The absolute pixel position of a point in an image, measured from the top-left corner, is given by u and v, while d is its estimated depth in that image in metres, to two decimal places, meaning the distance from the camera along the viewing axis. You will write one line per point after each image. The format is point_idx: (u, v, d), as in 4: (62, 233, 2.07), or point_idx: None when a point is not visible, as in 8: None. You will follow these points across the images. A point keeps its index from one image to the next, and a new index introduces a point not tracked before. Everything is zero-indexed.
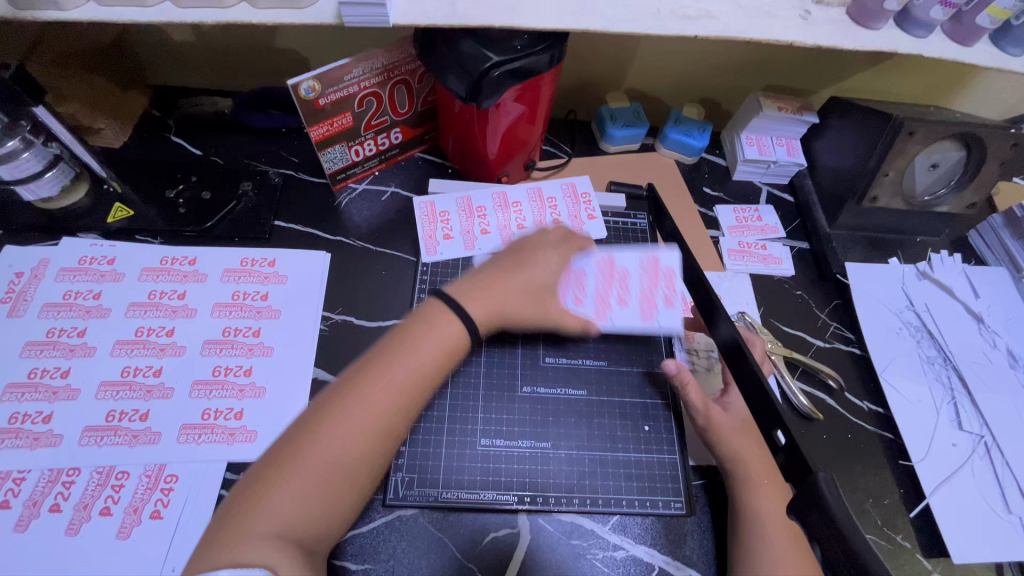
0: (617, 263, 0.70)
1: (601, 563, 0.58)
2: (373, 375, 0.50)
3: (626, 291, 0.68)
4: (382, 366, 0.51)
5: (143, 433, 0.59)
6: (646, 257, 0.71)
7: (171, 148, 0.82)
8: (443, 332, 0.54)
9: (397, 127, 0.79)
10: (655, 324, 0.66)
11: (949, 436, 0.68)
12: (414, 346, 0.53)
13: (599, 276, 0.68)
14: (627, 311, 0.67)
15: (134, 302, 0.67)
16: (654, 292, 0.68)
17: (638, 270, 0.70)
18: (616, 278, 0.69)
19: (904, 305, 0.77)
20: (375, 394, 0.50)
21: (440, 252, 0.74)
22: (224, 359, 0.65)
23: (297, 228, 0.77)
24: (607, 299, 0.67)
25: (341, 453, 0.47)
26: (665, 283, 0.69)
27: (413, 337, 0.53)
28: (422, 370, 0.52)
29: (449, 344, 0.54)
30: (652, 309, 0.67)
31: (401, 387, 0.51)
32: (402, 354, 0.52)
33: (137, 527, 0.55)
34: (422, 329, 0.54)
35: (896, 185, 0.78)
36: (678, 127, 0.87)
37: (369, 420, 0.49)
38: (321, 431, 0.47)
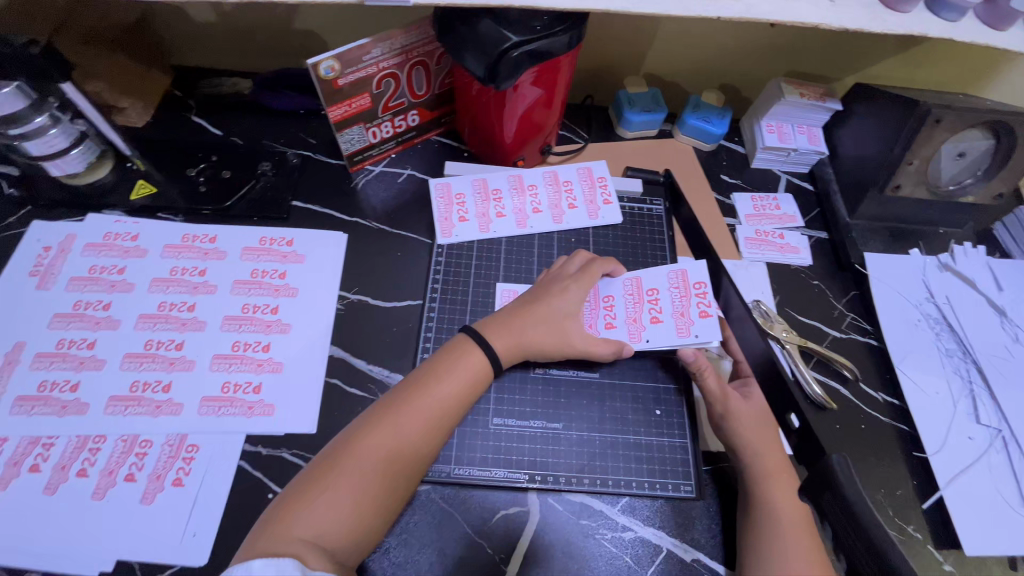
0: (645, 282, 0.70)
1: (609, 543, 0.58)
2: (405, 400, 0.55)
3: (657, 309, 0.67)
4: (413, 390, 0.55)
5: (165, 403, 0.61)
6: (673, 271, 0.70)
7: (192, 128, 0.83)
8: (469, 362, 0.58)
9: (414, 110, 0.79)
10: (692, 337, 0.65)
11: (965, 430, 0.67)
12: (442, 373, 0.57)
13: (627, 298, 0.68)
14: (662, 328, 0.66)
15: (157, 278, 0.69)
16: (687, 304, 0.67)
17: (669, 285, 0.69)
18: (647, 298, 0.68)
19: (924, 297, 0.76)
20: (406, 415, 0.54)
21: (455, 234, 0.75)
22: (243, 334, 0.66)
23: (314, 208, 0.78)
24: (639, 319, 0.67)
25: (372, 468, 0.51)
26: (698, 294, 0.68)
27: (441, 366, 0.57)
28: (449, 394, 0.56)
29: (475, 374, 0.58)
30: (686, 322, 0.66)
31: (429, 410, 0.54)
32: (432, 379, 0.56)
33: (160, 493, 0.57)
34: (449, 359, 0.58)
35: (920, 174, 0.76)
36: (697, 113, 0.86)
37: (399, 438, 0.52)
38: (356, 448, 0.51)
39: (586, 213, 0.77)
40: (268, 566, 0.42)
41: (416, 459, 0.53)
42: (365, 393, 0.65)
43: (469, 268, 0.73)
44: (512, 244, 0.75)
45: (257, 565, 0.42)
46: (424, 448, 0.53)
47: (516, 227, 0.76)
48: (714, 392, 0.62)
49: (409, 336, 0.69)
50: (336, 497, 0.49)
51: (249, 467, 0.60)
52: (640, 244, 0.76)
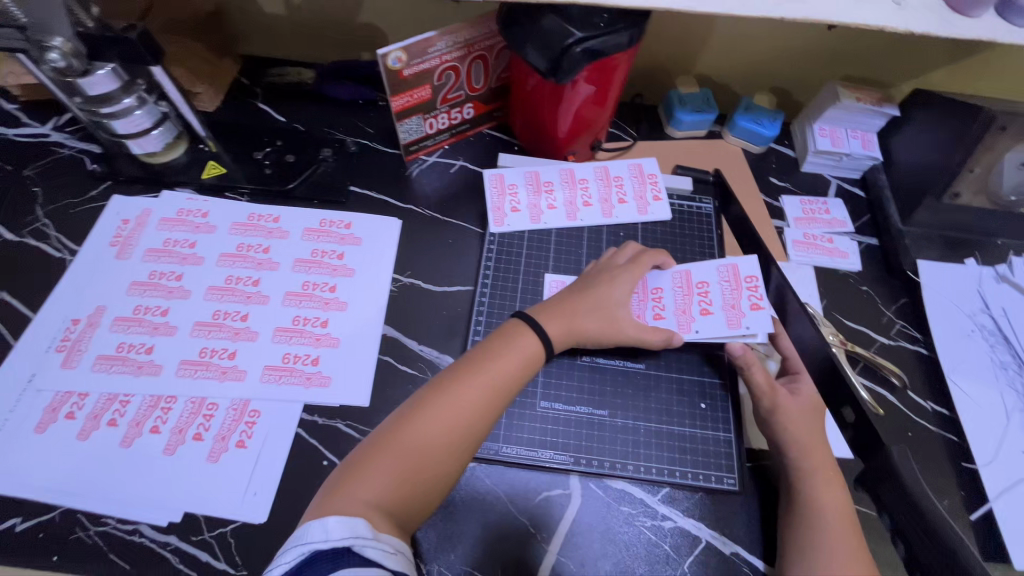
0: (694, 275, 0.70)
1: (648, 531, 0.59)
2: (460, 377, 0.56)
3: (707, 301, 0.68)
4: (468, 369, 0.56)
5: (231, 370, 0.65)
6: (723, 265, 0.71)
7: (259, 114, 0.88)
8: (523, 345, 0.59)
9: (470, 102, 0.81)
10: (743, 330, 0.66)
11: (1019, 444, 0.66)
12: (497, 354, 0.58)
13: (676, 290, 0.69)
14: (712, 320, 0.67)
15: (225, 253, 0.73)
16: (738, 297, 0.68)
17: (718, 279, 0.70)
18: (696, 290, 0.69)
19: (979, 307, 0.75)
20: (461, 392, 0.55)
21: (507, 223, 0.77)
22: (303, 310, 0.70)
23: (370, 194, 0.81)
24: (689, 310, 0.68)
25: (429, 441, 0.52)
26: (748, 288, 0.69)
27: (495, 347, 0.58)
28: (503, 373, 0.57)
29: (528, 356, 0.59)
30: (738, 315, 0.67)
31: (484, 389, 0.55)
32: (486, 359, 0.57)
33: (225, 453, 0.61)
34: (502, 342, 0.59)
35: (981, 181, 0.76)
36: (749, 114, 0.86)
37: (455, 413, 0.53)
38: (413, 422, 0.53)
39: (635, 208, 0.78)
40: (342, 525, 0.45)
41: (470, 436, 0.54)
42: (415, 371, 0.68)
43: (517, 257, 0.75)
44: (561, 236, 0.77)
45: (333, 524, 0.45)
46: (477, 425, 0.54)
47: (565, 219, 0.77)
48: (761, 385, 0.63)
49: (458, 319, 0.72)
50: (394, 467, 0.50)
51: (305, 435, 0.63)
52: (687, 241, 0.77)
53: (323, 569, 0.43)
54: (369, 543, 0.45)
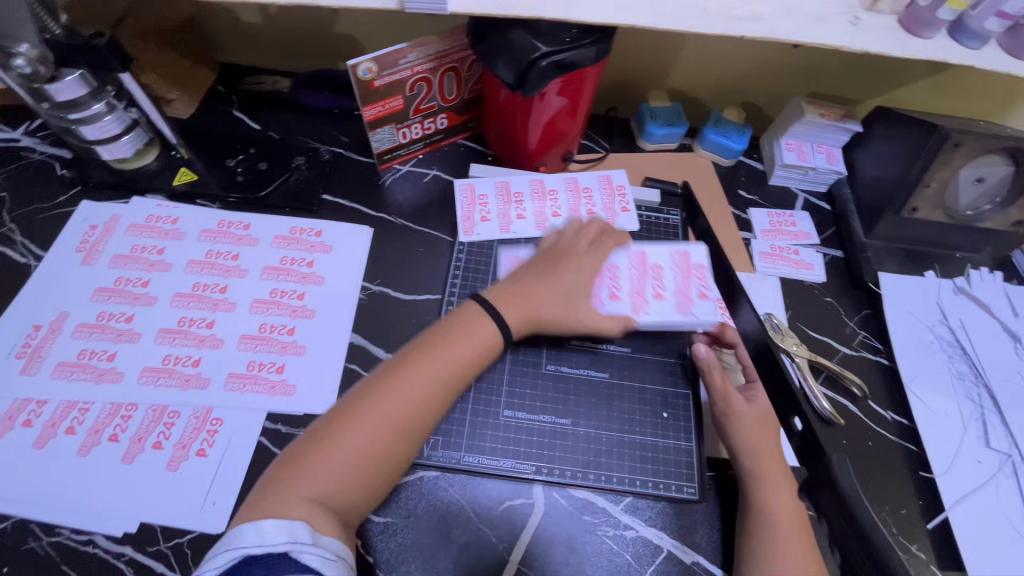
0: (650, 258, 0.72)
1: (610, 540, 0.60)
2: (410, 366, 0.55)
3: (661, 285, 0.69)
4: (419, 358, 0.56)
5: (194, 377, 0.64)
6: (676, 253, 0.72)
7: (234, 122, 0.88)
8: (476, 335, 0.59)
9: (443, 113, 0.82)
10: (691, 317, 0.67)
11: (975, 453, 0.67)
12: (449, 343, 0.57)
13: (632, 270, 0.70)
14: (666, 304, 0.68)
15: (193, 260, 0.73)
16: (689, 282, 0.70)
17: (672, 264, 0.71)
18: (651, 272, 0.70)
19: (938, 319, 0.77)
20: (411, 381, 0.54)
21: (475, 233, 0.78)
22: (270, 317, 0.69)
23: (342, 202, 0.81)
24: (643, 293, 0.69)
25: (377, 432, 0.52)
26: (699, 276, 0.70)
27: (447, 336, 0.58)
28: (455, 364, 0.57)
29: (481, 346, 0.59)
30: (687, 301, 0.68)
31: (434, 378, 0.55)
32: (438, 349, 0.57)
33: (184, 461, 0.60)
34: (455, 331, 0.59)
35: (938, 197, 0.77)
36: (716, 128, 0.88)
37: (405, 403, 0.53)
38: (361, 412, 0.52)
39: (604, 218, 0.79)
40: (280, 529, 0.45)
41: (420, 426, 0.54)
42: None
43: (486, 265, 0.76)
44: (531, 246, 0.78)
45: (268, 528, 0.45)
46: (428, 414, 0.54)
47: (535, 229, 0.78)
48: (721, 387, 0.64)
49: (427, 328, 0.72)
50: (342, 458, 0.50)
51: (267, 443, 0.63)
52: None
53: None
54: (308, 549, 0.45)
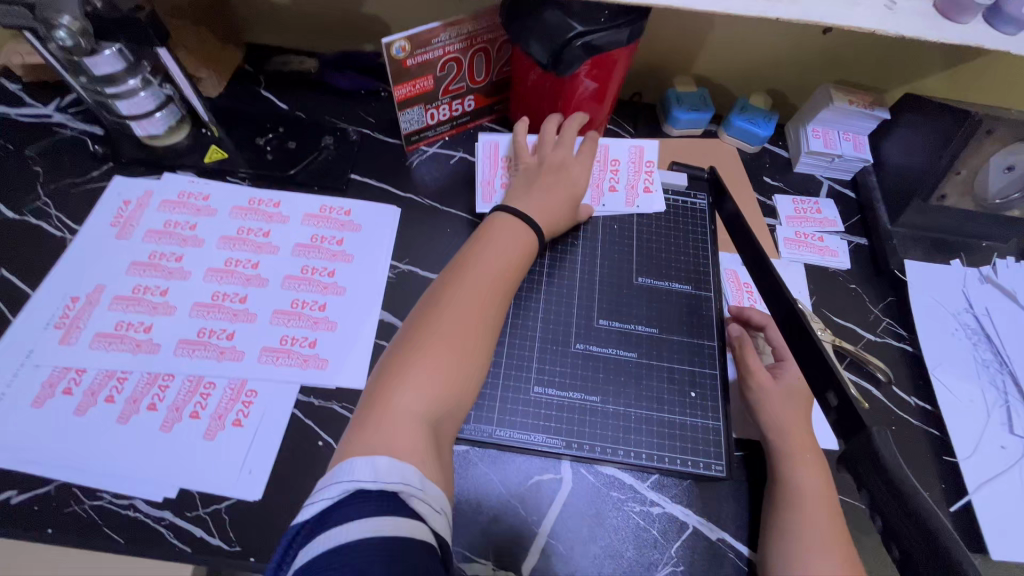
0: (611, 151, 0.82)
1: (637, 516, 0.61)
2: (452, 289, 0.58)
3: (615, 179, 0.81)
4: (456, 281, 0.59)
5: (229, 350, 0.66)
6: (634, 147, 0.82)
7: (262, 101, 0.88)
8: (502, 248, 0.62)
9: (471, 95, 0.83)
10: (636, 209, 0.79)
11: (998, 439, 0.68)
12: (482, 261, 0.60)
13: (595, 164, 0.81)
14: (616, 196, 0.80)
15: (225, 236, 0.74)
16: (638, 177, 0.81)
17: (628, 158, 0.82)
18: (609, 168, 0.81)
19: (963, 307, 0.77)
20: (460, 298, 0.57)
21: (495, 198, 0.78)
22: (301, 293, 0.70)
23: (370, 182, 0.82)
24: (601, 185, 0.80)
25: (444, 346, 0.53)
26: (647, 171, 0.82)
27: (476, 256, 0.61)
28: (493, 277, 0.59)
29: (513, 256, 0.62)
30: (634, 196, 0.80)
31: (478, 291, 0.58)
32: (472, 268, 0.60)
33: (221, 431, 0.61)
34: (483, 251, 0.62)
35: (967, 184, 0.77)
36: (744, 114, 0.88)
37: (460, 316, 0.55)
38: (421, 337, 0.54)
39: (624, 198, 0.80)
40: (391, 468, 0.44)
41: (482, 335, 0.56)
42: None
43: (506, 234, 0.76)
44: None
45: (382, 465, 0.44)
46: (485, 321, 0.57)
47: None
48: (751, 365, 0.66)
49: None
50: (421, 379, 0.51)
51: (301, 415, 0.64)
52: (682, 236, 0.79)
53: (366, 510, 0.41)
54: (416, 493, 0.43)
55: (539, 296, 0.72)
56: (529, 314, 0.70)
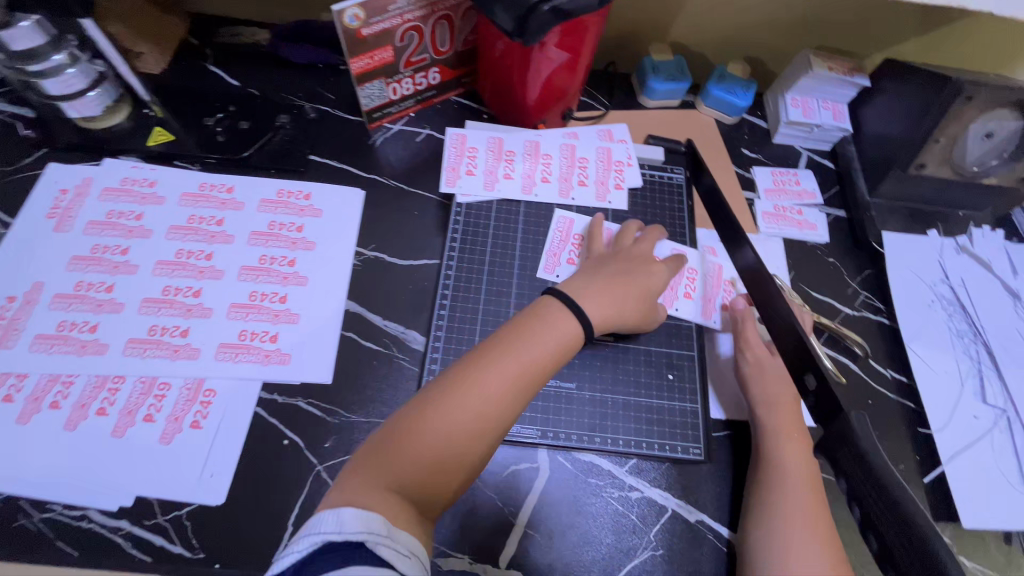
0: (579, 150, 0.79)
1: (615, 502, 0.60)
2: (496, 352, 0.54)
3: (584, 175, 0.77)
4: (503, 345, 0.54)
5: (183, 347, 0.62)
6: (602, 146, 0.79)
7: (210, 77, 0.82)
8: (558, 326, 0.56)
9: (435, 67, 0.78)
10: (712, 322, 0.70)
11: (971, 409, 0.68)
12: (534, 332, 0.55)
13: (563, 160, 0.78)
14: (691, 305, 0.71)
15: (174, 225, 0.69)
16: (608, 174, 0.77)
17: (596, 157, 0.78)
18: (685, 274, 0.72)
19: (939, 278, 0.76)
20: (500, 369, 0.53)
21: (557, 273, 0.70)
22: (259, 285, 0.67)
23: (331, 163, 0.77)
24: (675, 289, 0.71)
25: (469, 416, 0.50)
26: (616, 170, 0.78)
27: (530, 327, 0.55)
28: (543, 354, 0.54)
29: (565, 338, 0.56)
30: (712, 309, 0.71)
31: (523, 366, 0.53)
32: (522, 335, 0.55)
33: (178, 434, 0.58)
34: (537, 322, 0.56)
35: (946, 152, 0.75)
36: (721, 83, 0.85)
37: (494, 389, 0.52)
38: (450, 398, 0.51)
39: (594, 193, 0.76)
40: (357, 518, 0.43)
41: (509, 413, 0.52)
42: (380, 347, 0.66)
43: (538, 234, 0.73)
44: (530, 208, 0.75)
45: (348, 516, 0.43)
46: (518, 399, 0.53)
47: (520, 192, 0.75)
48: (750, 337, 0.67)
49: (425, 294, 0.69)
50: (435, 440, 0.49)
51: (264, 413, 0.61)
52: (659, 211, 0.77)
53: (333, 563, 0.41)
54: (382, 541, 0.43)
55: (512, 280, 0.70)
56: (501, 302, 0.68)
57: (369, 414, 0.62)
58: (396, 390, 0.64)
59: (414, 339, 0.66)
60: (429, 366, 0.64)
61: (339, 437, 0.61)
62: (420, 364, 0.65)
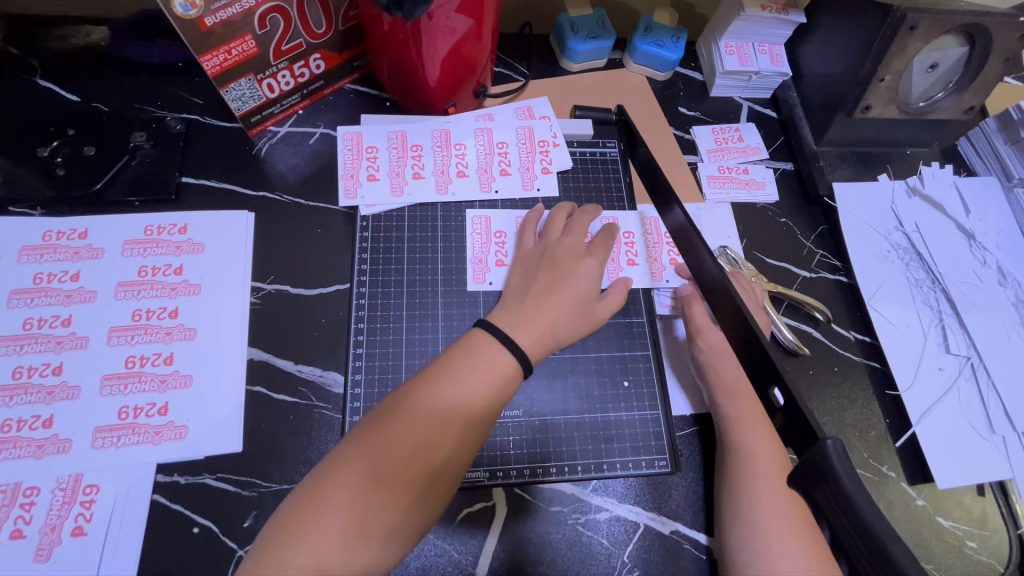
0: (496, 134, 0.69)
1: (583, 527, 0.55)
2: (423, 396, 0.46)
3: (505, 162, 0.68)
4: (431, 387, 0.46)
5: (48, 441, 0.51)
6: (522, 126, 0.70)
7: (39, 94, 0.66)
8: (493, 357, 0.49)
9: (316, 53, 0.65)
10: (663, 282, 0.65)
11: (936, 361, 0.65)
12: (465, 367, 0.48)
13: (479, 148, 0.68)
14: (639, 271, 0.65)
15: (17, 289, 0.56)
16: (532, 159, 0.68)
17: (517, 140, 0.69)
18: (623, 240, 0.67)
19: (893, 226, 0.72)
20: (429, 416, 0.45)
21: (490, 279, 0.62)
22: (137, 347, 0.56)
23: (209, 184, 0.65)
24: (617, 259, 0.65)
25: (396, 476, 0.42)
26: (541, 151, 0.69)
27: (461, 362, 0.48)
28: (480, 392, 0.47)
29: (502, 369, 0.48)
30: (659, 268, 0.66)
31: (458, 408, 0.46)
32: (452, 372, 0.47)
33: (58, 547, 0.48)
34: (468, 355, 0.48)
35: (892, 91, 0.69)
36: (649, 36, 0.76)
37: (426, 438, 0.44)
38: (370, 458, 0.42)
39: (520, 181, 0.67)
40: None
41: (447, 467, 0.44)
42: (296, 398, 0.57)
43: (459, 243, 0.64)
44: (448, 210, 0.66)
45: None
46: (456, 449, 0.45)
47: (435, 193, 0.65)
48: (700, 323, 0.61)
49: (341, 326, 0.60)
50: (357, 509, 0.41)
51: (165, 501, 0.51)
52: (595, 193, 0.69)
53: None
54: None
55: (436, 299, 0.62)
56: (427, 332, 0.60)
57: (292, 479, 0.54)
58: (321, 446, 0.55)
59: (334, 382, 0.58)
60: (352, 415, 0.56)
61: (260, 512, 0.52)
62: (344, 411, 0.56)
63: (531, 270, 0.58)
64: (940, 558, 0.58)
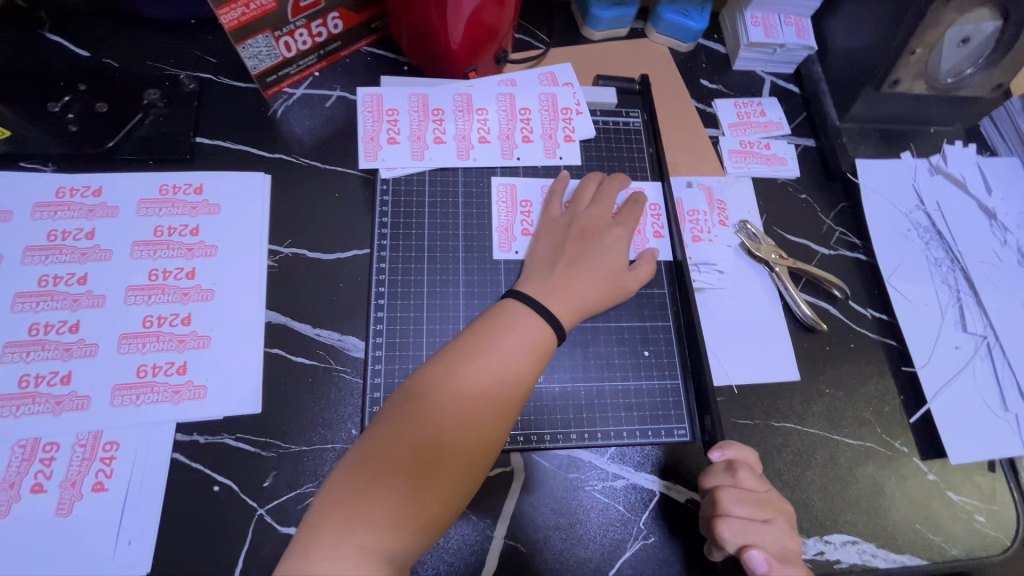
0: (518, 100, 0.68)
1: (600, 494, 0.55)
2: (458, 366, 0.46)
3: (527, 129, 0.67)
4: (466, 359, 0.46)
5: (67, 398, 0.51)
6: (545, 92, 0.68)
7: (48, 48, 0.65)
8: (526, 328, 0.48)
9: (334, 12, 0.63)
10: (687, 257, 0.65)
11: (953, 339, 0.65)
12: (500, 338, 0.47)
13: (501, 113, 0.67)
14: (663, 244, 0.65)
15: (31, 245, 0.56)
16: (555, 126, 0.67)
17: (540, 106, 0.68)
18: (649, 212, 0.66)
19: (914, 204, 0.71)
20: (465, 386, 0.45)
21: (515, 248, 0.62)
22: (154, 307, 0.55)
23: (223, 145, 0.63)
24: (642, 231, 0.65)
25: (437, 439, 0.43)
26: (564, 119, 0.68)
27: (494, 334, 0.48)
28: (514, 356, 0.47)
29: (538, 347, 0.48)
30: None
31: (494, 379, 0.45)
32: (486, 343, 0.47)
33: (79, 502, 0.48)
34: (502, 330, 0.48)
35: (921, 64, 0.67)
36: (674, 5, 0.74)
37: (464, 411, 0.44)
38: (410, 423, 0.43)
39: (542, 148, 0.66)
40: None
41: (484, 431, 0.44)
42: (314, 361, 0.56)
43: (482, 211, 0.63)
44: (468, 176, 0.65)
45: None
46: (494, 419, 0.45)
47: (456, 158, 0.64)
48: None
49: (360, 292, 0.59)
50: (403, 482, 0.41)
51: (184, 459, 0.51)
52: (617, 163, 0.68)
53: None
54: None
55: (457, 265, 0.61)
56: (446, 300, 0.59)
57: (312, 441, 0.53)
58: (340, 409, 0.55)
59: (354, 346, 0.57)
60: (372, 379, 0.55)
61: (280, 473, 0.52)
62: (363, 375, 0.56)
63: (560, 241, 0.57)
64: (948, 532, 0.59)
